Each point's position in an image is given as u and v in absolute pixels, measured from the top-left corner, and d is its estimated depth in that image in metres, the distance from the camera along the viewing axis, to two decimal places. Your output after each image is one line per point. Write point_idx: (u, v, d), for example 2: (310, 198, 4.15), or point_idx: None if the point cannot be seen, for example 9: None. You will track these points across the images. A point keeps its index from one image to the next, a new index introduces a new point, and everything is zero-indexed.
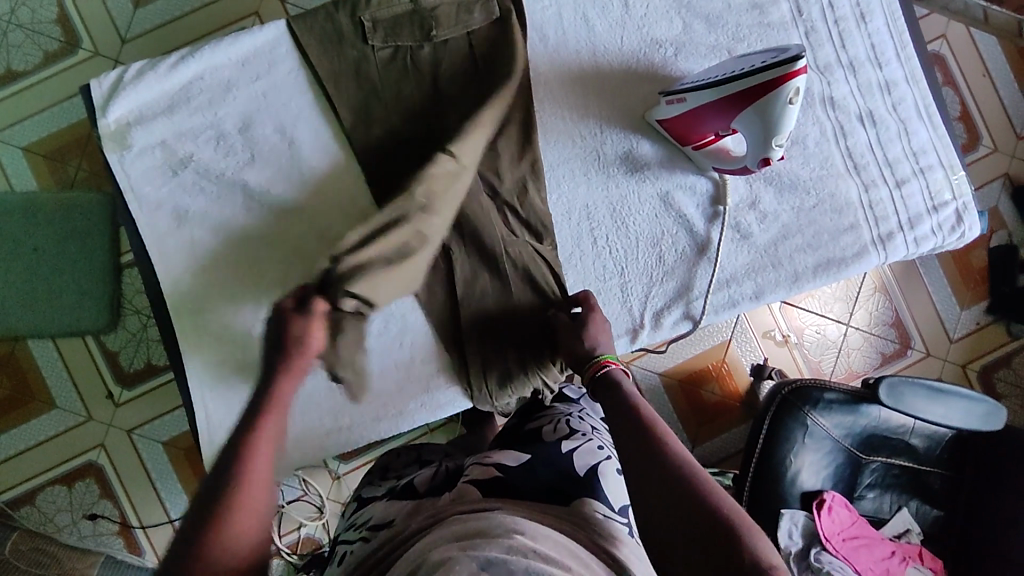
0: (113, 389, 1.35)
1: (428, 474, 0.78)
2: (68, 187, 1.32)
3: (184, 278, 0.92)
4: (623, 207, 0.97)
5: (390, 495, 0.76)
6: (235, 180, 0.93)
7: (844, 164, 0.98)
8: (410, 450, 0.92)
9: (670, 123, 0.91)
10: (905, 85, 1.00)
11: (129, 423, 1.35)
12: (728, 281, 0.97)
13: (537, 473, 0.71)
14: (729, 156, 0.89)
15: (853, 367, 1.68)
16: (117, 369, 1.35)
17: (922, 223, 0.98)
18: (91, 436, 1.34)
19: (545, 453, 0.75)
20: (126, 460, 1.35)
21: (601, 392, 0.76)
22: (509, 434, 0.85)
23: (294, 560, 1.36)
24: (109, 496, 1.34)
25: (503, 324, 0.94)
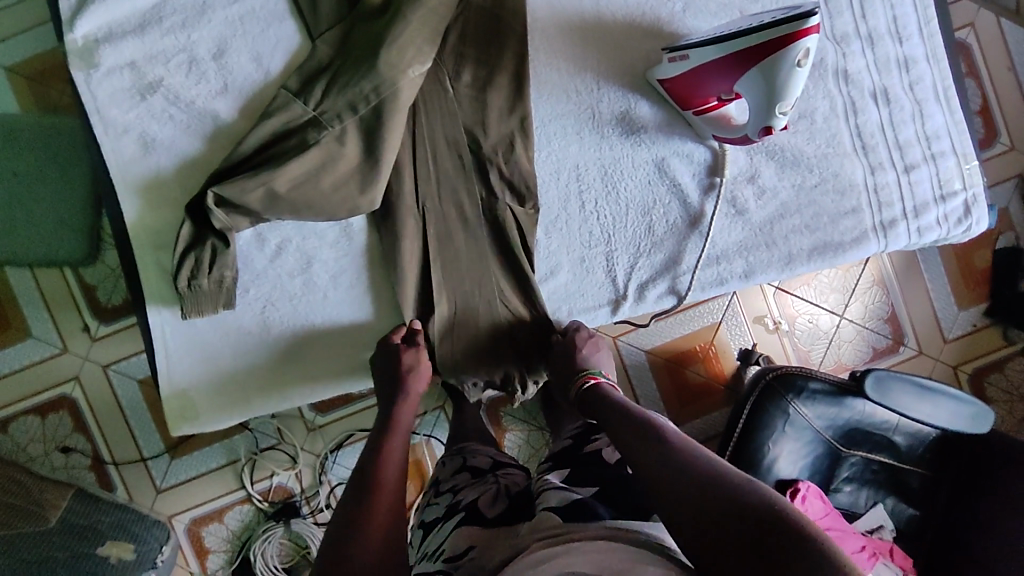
0: (90, 322, 1.32)
1: (490, 495, 0.83)
2: (49, 111, 1.27)
3: (150, 210, 0.88)
4: (615, 170, 0.92)
5: (460, 521, 0.79)
6: (205, 109, 0.88)
7: (852, 144, 0.92)
8: (455, 457, 0.96)
9: (670, 86, 0.86)
10: (924, 64, 0.94)
11: (105, 357, 1.32)
12: (718, 257, 0.92)
13: (616, 501, 0.77)
14: (729, 125, 0.84)
15: (843, 360, 1.65)
16: (93, 302, 1.31)
17: (927, 212, 0.93)
18: (66, 368, 1.31)
19: (613, 480, 0.81)
20: (100, 396, 1.32)
21: (591, 401, 0.84)
22: (564, 455, 0.89)
23: (264, 507, 1.35)
24: (82, 429, 1.32)
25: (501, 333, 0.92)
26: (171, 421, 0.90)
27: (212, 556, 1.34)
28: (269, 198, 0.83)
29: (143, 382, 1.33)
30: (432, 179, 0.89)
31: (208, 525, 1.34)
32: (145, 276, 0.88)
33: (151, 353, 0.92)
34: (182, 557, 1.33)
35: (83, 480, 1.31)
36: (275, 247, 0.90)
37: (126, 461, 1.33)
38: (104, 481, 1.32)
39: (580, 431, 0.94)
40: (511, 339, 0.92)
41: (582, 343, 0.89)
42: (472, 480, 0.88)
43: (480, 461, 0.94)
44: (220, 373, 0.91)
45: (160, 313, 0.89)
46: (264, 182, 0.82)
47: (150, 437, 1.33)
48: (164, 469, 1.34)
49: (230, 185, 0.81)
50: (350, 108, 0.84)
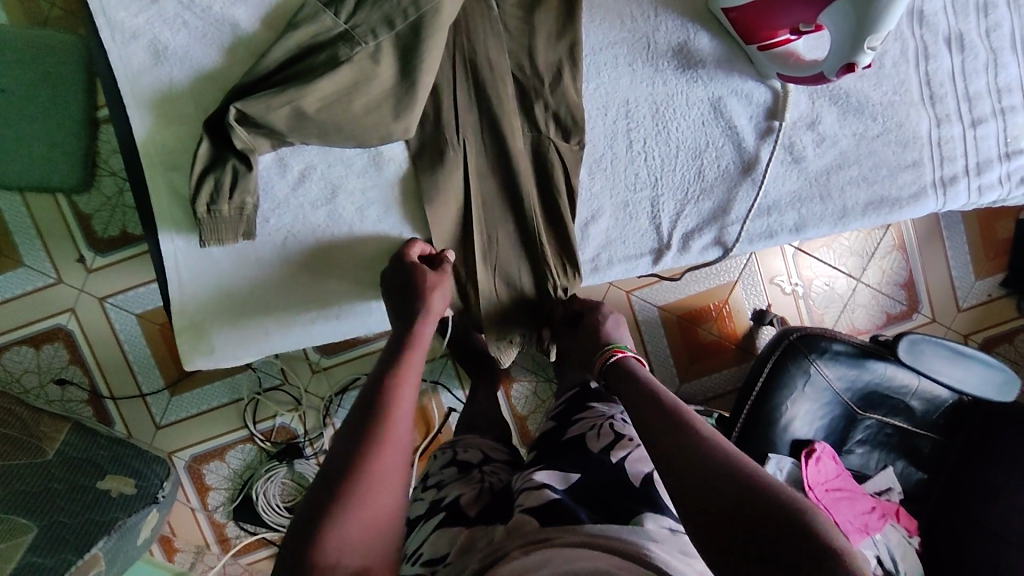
0: (85, 253, 1.24)
1: (472, 495, 0.77)
2: (40, 24, 1.16)
3: (161, 126, 0.81)
4: (667, 109, 0.86)
5: (440, 522, 0.73)
6: (222, 17, 0.80)
7: (919, 92, 0.86)
8: (445, 451, 0.90)
9: (740, 8, 0.78)
10: (1004, 9, 0.86)
11: (101, 290, 1.26)
12: (769, 208, 0.88)
13: (600, 502, 0.69)
14: (798, 62, 0.78)
15: (856, 324, 1.62)
16: (89, 232, 1.24)
17: (990, 170, 0.88)
18: (62, 299, 1.25)
19: (594, 467, 0.75)
20: (97, 328, 1.27)
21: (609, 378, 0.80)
22: (546, 444, 0.83)
23: (267, 448, 1.32)
24: (78, 362, 1.27)
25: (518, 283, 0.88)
26: (184, 355, 0.86)
27: (213, 493, 1.32)
28: (296, 118, 0.76)
29: (141, 316, 1.28)
30: (470, 106, 0.82)
31: (209, 462, 1.31)
32: (155, 199, 0.82)
33: (161, 280, 0.86)
34: (183, 493, 1.31)
35: (79, 414, 1.27)
36: (298, 174, 0.84)
37: (125, 396, 1.28)
38: (102, 415, 1.28)
39: (565, 408, 0.89)
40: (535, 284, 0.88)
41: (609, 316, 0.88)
42: (458, 477, 0.83)
43: (470, 456, 0.88)
44: (236, 307, 0.85)
45: (172, 239, 0.83)
46: (290, 99, 0.75)
47: (152, 373, 1.29)
48: (165, 406, 1.30)
49: (253, 101, 0.74)
50: (386, 24, 0.78)
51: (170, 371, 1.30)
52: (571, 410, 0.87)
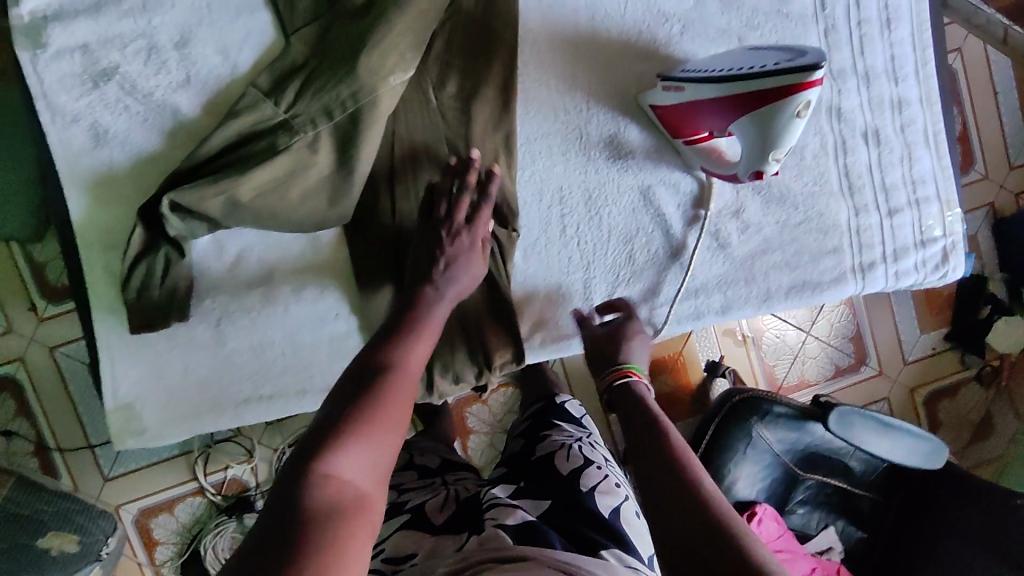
0: (37, 301, 1.24)
1: (437, 505, 0.82)
2: None
3: (99, 206, 0.83)
4: (599, 195, 0.89)
5: (404, 522, 0.79)
6: (164, 102, 0.82)
7: (838, 184, 0.91)
8: (407, 454, 1.00)
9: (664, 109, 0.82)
10: (917, 106, 0.91)
11: (53, 339, 1.25)
12: (697, 291, 0.91)
13: (562, 519, 0.75)
14: (719, 158, 0.82)
15: (806, 375, 1.66)
16: (43, 281, 1.24)
17: (906, 257, 0.93)
18: (10, 349, 1.24)
19: (564, 489, 0.81)
20: (47, 378, 1.25)
21: (623, 397, 0.75)
22: (515, 461, 0.92)
23: (217, 501, 1.30)
24: (26, 413, 1.25)
25: (459, 356, 0.89)
26: (114, 434, 0.86)
27: (161, 547, 1.30)
28: (231, 206, 0.78)
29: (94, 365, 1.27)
30: (409, 191, 0.86)
31: (158, 515, 1.29)
32: (93, 278, 0.83)
33: (95, 358, 0.87)
34: (129, 549, 1.28)
35: (24, 466, 1.24)
36: (234, 256, 0.86)
37: (73, 448, 1.26)
38: (48, 468, 1.25)
39: (532, 432, 0.97)
40: (474, 353, 0.89)
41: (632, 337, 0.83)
42: (421, 485, 0.91)
43: (429, 461, 0.98)
44: (167, 386, 0.86)
45: (107, 318, 0.84)
46: (224, 189, 0.77)
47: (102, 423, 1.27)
48: (113, 458, 1.28)
49: (187, 192, 0.76)
50: (325, 114, 0.80)
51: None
52: (538, 425, 0.98)
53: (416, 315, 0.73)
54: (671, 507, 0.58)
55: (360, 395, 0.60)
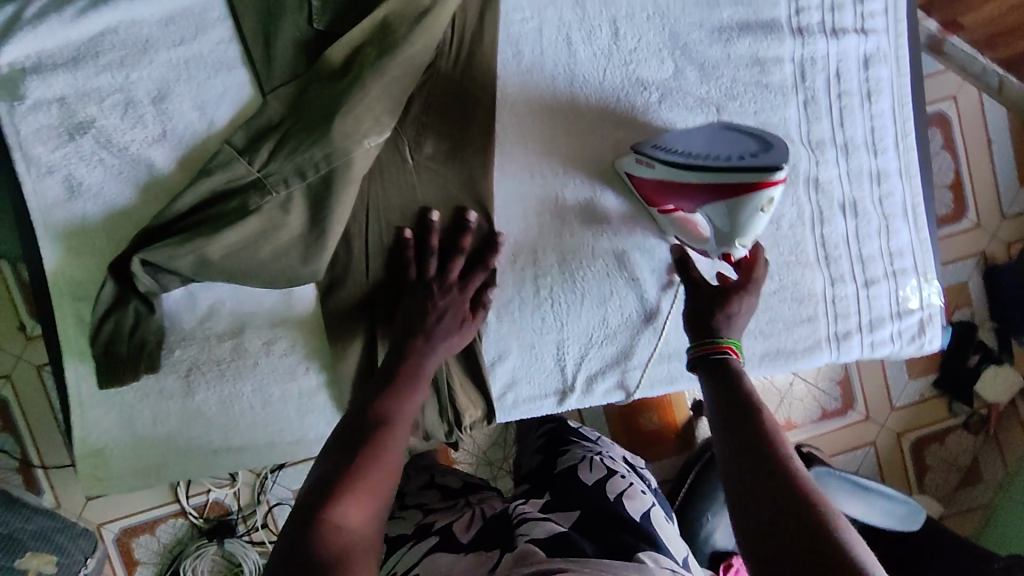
0: (24, 320, 1.24)
1: (465, 523, 0.78)
2: None
3: (71, 257, 0.83)
4: (574, 258, 0.89)
5: (435, 544, 0.75)
6: (139, 156, 0.83)
7: (815, 253, 0.90)
8: (422, 475, 0.97)
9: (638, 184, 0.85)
10: (896, 178, 0.91)
11: (40, 358, 1.25)
12: (669, 355, 0.91)
13: (596, 523, 0.75)
14: (692, 232, 0.83)
15: (793, 418, 1.60)
16: (30, 301, 1.24)
17: (882, 328, 0.92)
18: None
19: (591, 500, 0.81)
20: (34, 396, 1.25)
21: (714, 375, 0.64)
22: (539, 476, 0.91)
23: (199, 524, 1.30)
24: (10, 428, 1.24)
25: (429, 411, 0.88)
26: (82, 480, 0.87)
27: (141, 567, 1.29)
28: (201, 264, 0.78)
29: None
30: (382, 249, 0.85)
31: (140, 536, 1.29)
32: (63, 327, 0.84)
33: (64, 404, 0.87)
34: (109, 566, 1.28)
35: (8, 482, 1.24)
36: (207, 308, 0.85)
37: (58, 466, 1.26)
38: (32, 484, 1.26)
39: (549, 444, 0.97)
40: (445, 410, 0.88)
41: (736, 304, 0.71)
42: (444, 504, 0.87)
43: (449, 481, 0.95)
44: (134, 437, 0.86)
45: (76, 367, 0.84)
46: (194, 250, 0.77)
47: None
48: None
49: (157, 250, 0.76)
50: (298, 174, 0.80)
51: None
52: (554, 441, 0.97)
53: (400, 370, 0.72)
54: (795, 553, 0.48)
55: (353, 457, 0.59)
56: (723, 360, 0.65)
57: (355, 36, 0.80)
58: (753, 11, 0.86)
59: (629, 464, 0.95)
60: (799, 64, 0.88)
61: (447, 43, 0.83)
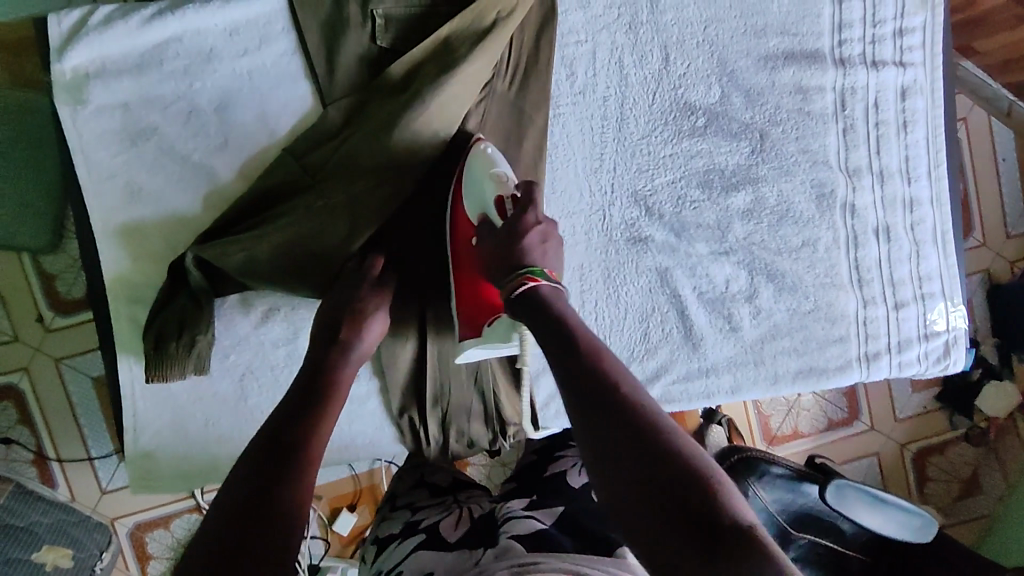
0: (45, 313, 1.24)
1: (452, 521, 0.76)
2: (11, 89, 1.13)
3: (129, 261, 0.84)
4: (618, 274, 0.91)
5: (421, 542, 0.72)
6: (200, 164, 0.84)
7: (848, 276, 0.93)
8: (412, 472, 0.92)
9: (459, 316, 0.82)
10: (927, 207, 0.94)
11: (59, 351, 1.24)
12: (708, 370, 0.92)
13: (580, 524, 0.74)
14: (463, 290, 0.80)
15: (799, 427, 1.65)
16: (52, 292, 1.24)
17: (910, 348, 0.96)
18: (16, 357, 1.23)
19: (576, 501, 0.79)
20: (49, 388, 1.24)
21: (529, 311, 0.66)
22: (526, 477, 0.88)
23: None
24: (27, 422, 1.23)
25: (478, 416, 0.92)
26: (131, 480, 0.88)
27: (154, 562, 1.28)
28: (249, 264, 0.79)
29: (97, 378, 1.26)
30: (432, 263, 0.87)
31: (153, 531, 1.28)
32: (119, 330, 0.85)
33: (117, 404, 0.89)
34: (122, 561, 1.27)
35: (23, 475, 1.22)
36: (261, 314, 0.87)
37: (73, 460, 1.25)
38: (46, 477, 1.24)
39: (543, 448, 0.94)
40: (493, 416, 0.92)
41: (528, 232, 0.72)
42: (433, 501, 0.83)
43: (439, 478, 0.90)
44: (186, 438, 0.88)
45: (130, 369, 0.86)
46: (244, 248, 0.78)
47: (102, 436, 1.26)
48: (112, 471, 1.27)
49: (209, 246, 0.78)
50: (351, 181, 0.81)
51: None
52: (551, 445, 0.95)
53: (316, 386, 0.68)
54: (615, 451, 0.51)
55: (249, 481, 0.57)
56: (530, 294, 0.67)
57: (418, 52, 0.81)
58: (798, 41, 0.89)
59: None
60: (840, 93, 0.91)
61: (503, 65, 0.85)
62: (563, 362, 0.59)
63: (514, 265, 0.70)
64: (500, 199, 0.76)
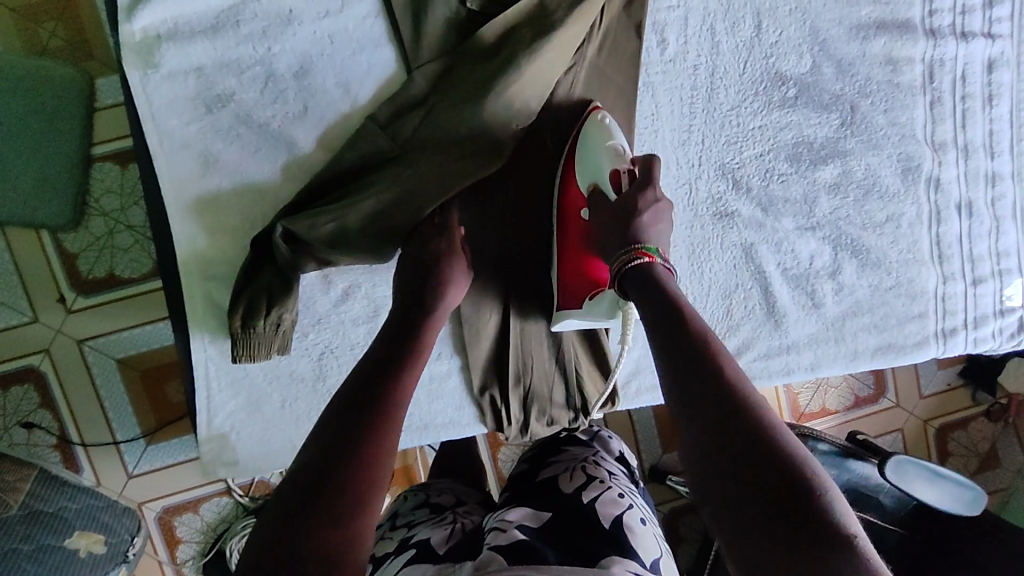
0: (67, 293, 1.11)
1: (443, 535, 0.71)
2: (38, 53, 1.05)
3: (203, 235, 0.80)
4: (703, 249, 0.89)
5: (410, 559, 0.68)
6: (279, 134, 0.80)
7: (930, 252, 0.93)
8: (417, 494, 0.85)
9: (558, 287, 0.80)
10: (1009, 182, 0.93)
11: (85, 332, 1.13)
12: (789, 347, 0.92)
13: (564, 533, 0.67)
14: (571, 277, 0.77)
15: (827, 404, 1.52)
16: (73, 272, 1.11)
17: (985, 325, 0.96)
18: (38, 338, 1.12)
19: (563, 507, 0.72)
20: (73, 371, 1.13)
21: (638, 287, 0.63)
22: (518, 483, 0.81)
23: (244, 502, 1.21)
24: (49, 405, 1.13)
25: (558, 396, 0.89)
26: (205, 464, 0.85)
27: (184, 546, 1.20)
28: (339, 235, 0.76)
29: (123, 361, 1.15)
30: (519, 239, 0.84)
31: (182, 514, 1.20)
32: (192, 308, 0.81)
33: (187, 386, 0.85)
34: (150, 547, 1.19)
35: (46, 461, 1.13)
36: (341, 292, 0.84)
37: (99, 444, 1.15)
38: (70, 462, 1.14)
39: (536, 450, 0.87)
40: (576, 395, 0.89)
41: (643, 207, 0.68)
42: (431, 519, 0.78)
43: (443, 499, 0.84)
44: (262, 420, 0.85)
45: (205, 349, 0.82)
46: (335, 219, 0.75)
47: (130, 421, 1.16)
48: (139, 454, 1.17)
49: (298, 219, 0.74)
50: None
51: (150, 419, 1.17)
52: (546, 446, 0.87)
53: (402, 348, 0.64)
54: (714, 431, 0.49)
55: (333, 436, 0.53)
56: (644, 268, 0.64)
57: (511, 15, 0.78)
58: (890, 11, 0.87)
59: (622, 472, 0.82)
60: (929, 65, 0.89)
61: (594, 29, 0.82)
62: (671, 344, 0.57)
63: (630, 237, 0.66)
64: (616, 174, 0.72)
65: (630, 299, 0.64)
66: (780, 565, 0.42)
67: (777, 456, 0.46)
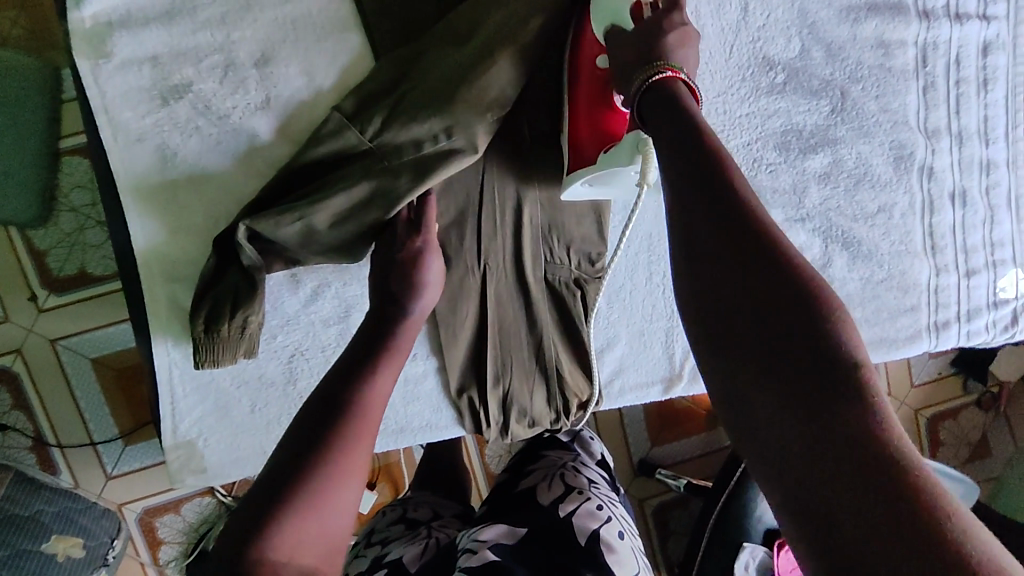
0: (36, 291, 1.07)
1: (417, 551, 0.70)
2: None
3: (163, 233, 0.76)
4: None
5: None
6: (241, 125, 0.76)
7: (923, 244, 0.90)
8: (394, 508, 0.82)
9: (569, 147, 0.73)
10: (1004, 169, 0.90)
11: (54, 331, 1.08)
12: None
13: (539, 551, 0.65)
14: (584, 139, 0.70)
15: None
16: (43, 270, 1.06)
17: (978, 317, 0.93)
18: (5, 338, 1.08)
19: (540, 521, 0.70)
20: (47, 372, 1.09)
21: (655, 108, 0.51)
22: (497, 495, 0.79)
23: (228, 501, 1.16)
24: (23, 406, 1.09)
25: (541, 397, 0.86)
26: (173, 473, 0.81)
27: (166, 547, 1.16)
28: (307, 235, 0.72)
29: (97, 360, 1.10)
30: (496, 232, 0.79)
31: (163, 515, 1.15)
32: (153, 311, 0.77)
33: (151, 391, 0.81)
34: (132, 549, 1.15)
35: (21, 463, 1.09)
36: (311, 292, 0.80)
37: (75, 445, 1.11)
38: (47, 464, 1.10)
39: (516, 460, 0.86)
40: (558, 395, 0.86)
41: (668, 31, 0.56)
42: (406, 533, 0.75)
43: (421, 514, 0.81)
44: (232, 426, 0.81)
45: (167, 353, 0.78)
46: (302, 218, 0.71)
47: (107, 421, 1.12)
48: (117, 456, 1.13)
49: (263, 219, 0.70)
50: (414, 145, 0.71)
51: (126, 420, 1.12)
52: (525, 456, 0.86)
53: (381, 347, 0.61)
54: (728, 283, 0.41)
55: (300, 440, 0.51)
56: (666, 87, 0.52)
57: None
58: None
59: (603, 480, 0.81)
60: (922, 48, 0.85)
61: None
62: (693, 186, 0.44)
63: (651, 59, 0.54)
64: (637, 5, 0.60)
65: (644, 121, 0.52)
66: (788, 436, 0.36)
67: (799, 318, 0.38)
